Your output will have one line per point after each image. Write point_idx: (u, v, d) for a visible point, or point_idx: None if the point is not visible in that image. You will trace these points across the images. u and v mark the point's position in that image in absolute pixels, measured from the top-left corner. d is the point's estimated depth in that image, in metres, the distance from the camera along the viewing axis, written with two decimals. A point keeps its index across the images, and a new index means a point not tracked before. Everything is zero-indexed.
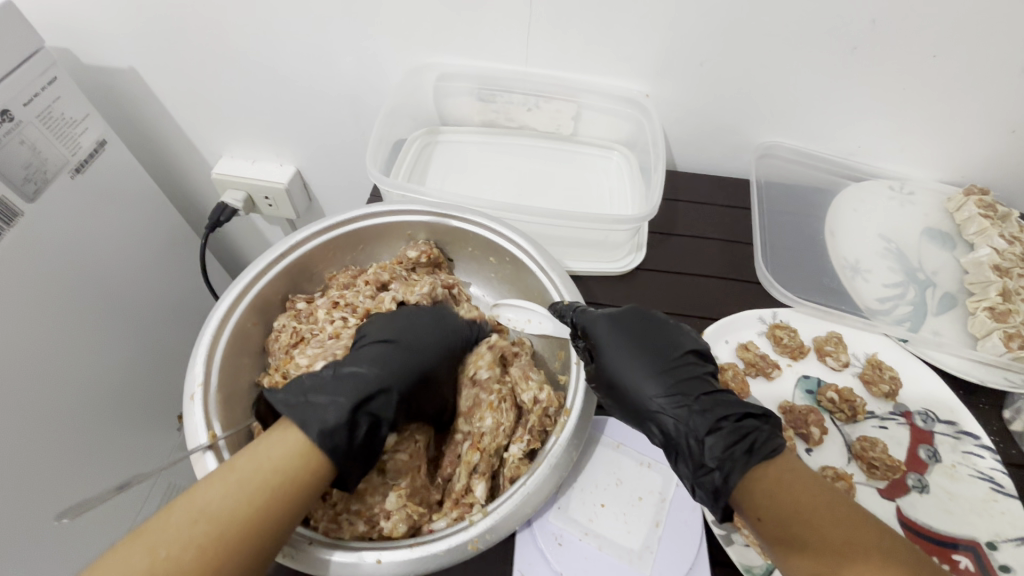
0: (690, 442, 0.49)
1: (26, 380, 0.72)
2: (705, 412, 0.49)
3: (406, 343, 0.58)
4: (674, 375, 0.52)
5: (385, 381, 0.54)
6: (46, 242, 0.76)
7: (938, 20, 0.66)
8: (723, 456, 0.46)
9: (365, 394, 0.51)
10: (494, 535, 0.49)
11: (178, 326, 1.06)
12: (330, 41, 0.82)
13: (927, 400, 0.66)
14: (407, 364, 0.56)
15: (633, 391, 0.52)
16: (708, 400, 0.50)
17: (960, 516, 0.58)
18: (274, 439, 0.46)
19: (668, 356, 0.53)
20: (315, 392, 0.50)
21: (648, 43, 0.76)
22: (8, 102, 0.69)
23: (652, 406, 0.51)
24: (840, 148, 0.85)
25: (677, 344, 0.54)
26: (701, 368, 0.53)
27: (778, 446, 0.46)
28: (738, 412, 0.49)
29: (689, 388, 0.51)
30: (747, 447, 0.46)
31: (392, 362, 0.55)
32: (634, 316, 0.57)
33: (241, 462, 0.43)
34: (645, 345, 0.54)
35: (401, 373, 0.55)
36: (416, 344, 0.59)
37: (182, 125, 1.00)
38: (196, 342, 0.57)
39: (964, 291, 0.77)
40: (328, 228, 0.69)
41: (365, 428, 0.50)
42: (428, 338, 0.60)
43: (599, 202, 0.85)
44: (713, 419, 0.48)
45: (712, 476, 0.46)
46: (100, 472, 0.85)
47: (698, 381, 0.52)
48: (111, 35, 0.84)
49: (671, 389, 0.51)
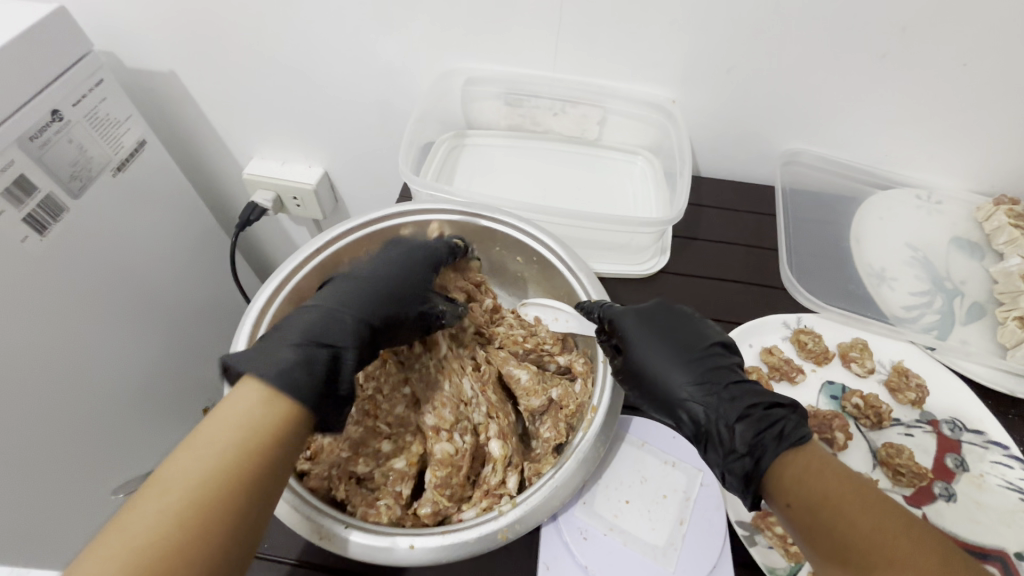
0: (720, 430, 0.50)
1: (62, 367, 0.75)
2: (734, 400, 0.51)
3: (358, 277, 0.60)
4: (701, 364, 0.54)
5: (337, 306, 0.55)
6: (88, 235, 0.80)
7: (969, 29, 0.67)
8: (753, 442, 0.48)
9: (321, 329, 0.52)
10: (522, 526, 0.50)
11: (207, 320, 1.09)
12: (362, 47, 0.85)
13: (955, 410, 0.66)
14: (356, 292, 0.58)
15: (662, 381, 0.54)
16: (737, 388, 0.52)
17: (988, 526, 0.57)
18: (245, 394, 0.45)
19: (694, 347, 0.55)
20: (270, 339, 0.50)
21: (675, 51, 0.77)
22: (60, 104, 0.73)
23: (682, 394, 0.53)
24: (866, 157, 0.85)
25: (702, 336, 0.56)
26: (727, 359, 0.55)
27: (807, 432, 0.48)
28: (765, 399, 0.51)
29: (718, 377, 0.53)
30: (777, 432, 0.48)
31: (351, 293, 0.57)
32: (662, 311, 0.59)
33: (215, 420, 0.43)
34: (669, 336, 0.56)
35: (360, 301, 0.57)
36: (367, 276, 0.60)
37: (217, 126, 1.04)
38: (237, 330, 0.60)
39: (993, 301, 0.76)
40: (360, 226, 0.71)
41: (319, 356, 0.50)
42: (383, 271, 0.61)
43: (623, 207, 0.86)
44: (742, 407, 0.50)
45: (743, 462, 0.48)
46: (128, 458, 0.88)
47: (724, 370, 0.53)
48: (155, 40, 0.87)
49: (701, 378, 0.53)
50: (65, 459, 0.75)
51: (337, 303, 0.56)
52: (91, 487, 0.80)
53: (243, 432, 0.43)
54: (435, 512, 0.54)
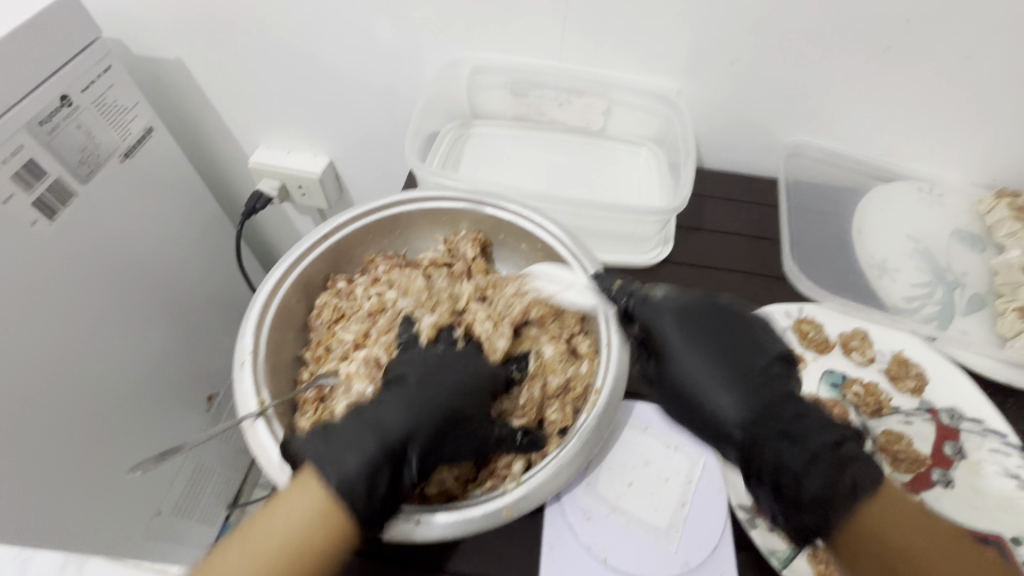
0: (782, 474, 0.49)
1: (66, 349, 0.75)
2: (795, 441, 0.50)
3: (437, 378, 0.56)
4: (756, 386, 0.53)
5: (411, 427, 0.52)
6: (96, 221, 0.80)
7: (972, 20, 0.67)
8: (811, 495, 0.47)
9: (388, 437, 0.50)
10: (526, 505, 0.51)
11: (212, 309, 1.10)
12: (368, 35, 0.85)
13: (954, 399, 0.67)
14: (432, 398, 0.54)
15: (709, 403, 0.54)
16: (794, 424, 0.51)
17: (984, 511, 0.58)
18: (294, 494, 0.45)
19: (752, 365, 0.55)
20: (338, 443, 0.49)
21: (680, 41, 0.77)
22: (69, 89, 0.73)
23: (729, 421, 0.53)
24: (868, 149, 0.86)
25: (760, 350, 0.56)
26: (783, 382, 0.54)
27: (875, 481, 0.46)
28: (833, 438, 0.50)
29: (772, 406, 0.52)
30: (850, 484, 0.46)
31: (429, 404, 0.53)
32: (709, 322, 0.58)
33: (265, 527, 0.43)
34: (722, 351, 0.56)
35: (434, 415, 0.53)
36: (448, 376, 0.57)
37: (222, 114, 1.04)
38: (246, 314, 0.61)
39: (993, 292, 0.77)
40: (368, 213, 0.72)
41: (385, 472, 0.49)
42: (470, 370, 0.58)
43: (628, 197, 0.87)
44: (808, 451, 0.49)
45: (811, 513, 0.47)
46: (135, 443, 0.90)
47: (782, 395, 0.53)
48: (163, 28, 0.88)
49: (751, 408, 0.52)
50: (72, 445, 0.76)
51: (409, 416, 0.52)
52: (97, 469, 0.81)
53: (289, 552, 0.42)
54: (442, 492, 0.57)
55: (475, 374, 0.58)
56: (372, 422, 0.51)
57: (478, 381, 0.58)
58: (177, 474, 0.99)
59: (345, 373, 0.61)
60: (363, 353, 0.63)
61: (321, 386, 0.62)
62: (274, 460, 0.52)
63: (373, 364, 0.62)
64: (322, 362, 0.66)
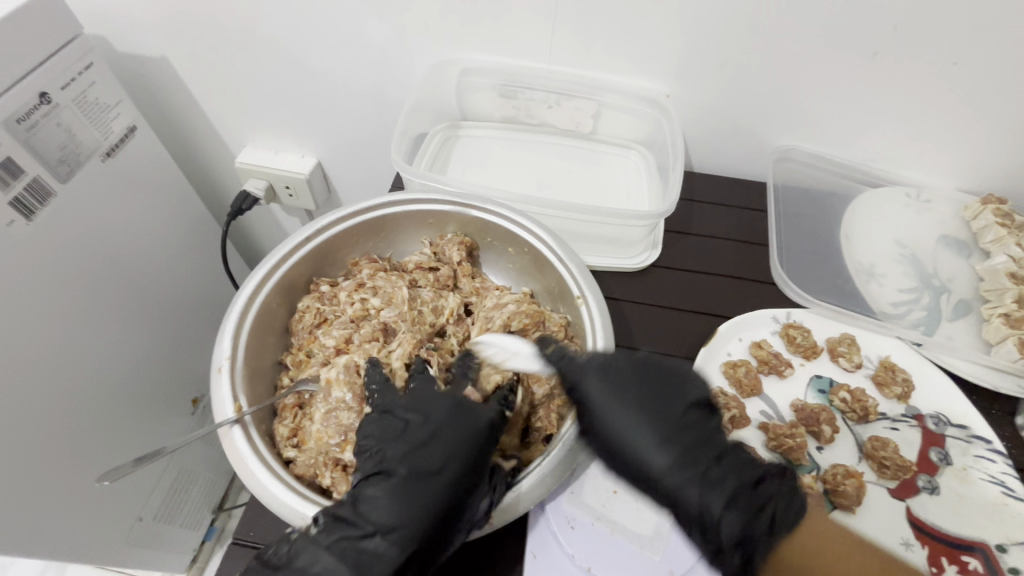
0: (704, 519, 0.48)
1: (44, 353, 0.74)
2: (718, 484, 0.48)
3: (427, 470, 0.49)
4: (676, 439, 0.51)
5: (402, 547, 0.46)
6: (76, 221, 0.79)
7: (959, 27, 0.67)
8: (741, 537, 0.47)
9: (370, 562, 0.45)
10: (508, 514, 0.51)
11: (197, 312, 1.08)
12: (356, 34, 0.84)
13: (940, 405, 0.67)
14: (423, 502, 0.47)
15: (633, 454, 0.51)
16: (720, 468, 0.49)
17: (969, 518, 0.58)
18: None
19: (677, 419, 0.52)
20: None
21: (670, 45, 0.77)
22: (48, 86, 0.71)
23: (655, 472, 0.50)
24: (856, 154, 0.86)
25: (681, 397, 0.53)
26: (704, 424, 0.52)
27: (797, 515, 0.48)
28: (752, 477, 0.49)
29: (699, 454, 0.50)
30: (769, 523, 0.47)
31: (415, 512, 0.47)
32: (630, 370, 0.55)
33: None
34: (649, 408, 0.52)
35: (420, 523, 0.47)
36: (441, 463, 0.49)
37: (207, 113, 1.03)
38: (225, 317, 0.60)
39: (979, 298, 0.77)
40: (354, 215, 0.71)
41: None
42: (462, 449, 0.50)
43: (617, 200, 0.86)
44: (736, 493, 0.48)
45: (734, 555, 0.47)
46: (115, 449, 0.88)
47: (697, 440, 0.51)
48: (147, 25, 0.86)
49: (677, 456, 0.50)
50: (50, 451, 0.75)
51: (395, 530, 0.46)
52: (76, 476, 0.79)
53: None
54: None
55: (470, 450, 0.50)
56: (355, 546, 0.46)
57: (476, 461, 0.50)
58: (160, 479, 0.97)
59: (326, 378, 0.60)
60: (345, 358, 0.62)
61: (301, 391, 0.62)
62: (252, 466, 0.51)
63: (354, 370, 0.60)
64: (302, 367, 0.65)
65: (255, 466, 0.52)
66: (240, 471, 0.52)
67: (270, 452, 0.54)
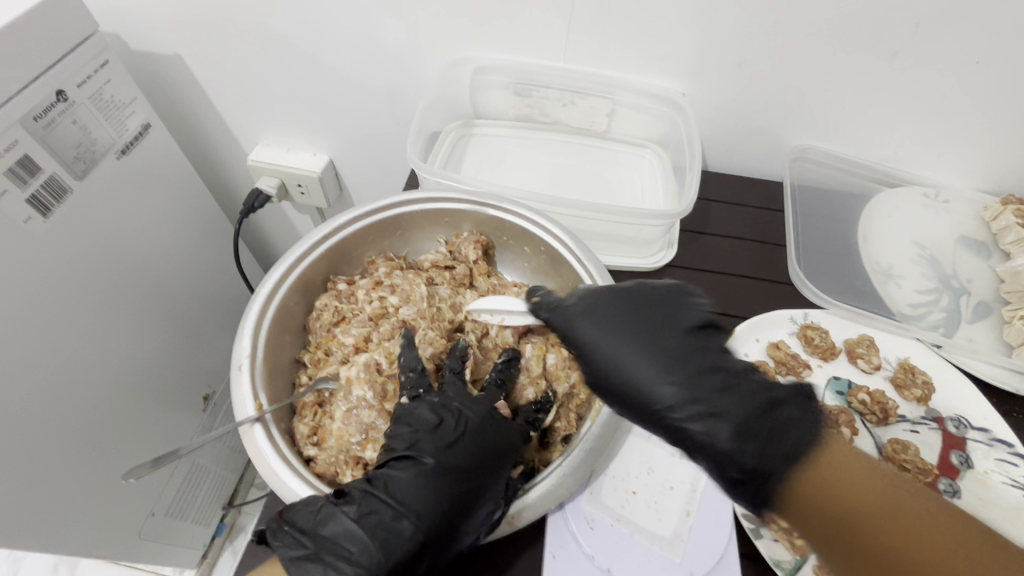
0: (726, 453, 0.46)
1: (59, 350, 0.74)
2: (739, 410, 0.46)
3: (453, 464, 0.51)
4: (685, 365, 0.49)
5: (419, 531, 0.48)
6: (91, 219, 0.79)
7: (982, 25, 0.66)
8: (758, 466, 0.45)
9: (387, 542, 0.47)
10: (530, 513, 0.52)
11: (209, 310, 1.09)
12: (369, 33, 0.84)
13: (960, 408, 0.66)
14: (447, 492, 0.50)
15: (636, 384, 0.50)
16: (729, 392, 0.47)
17: (991, 521, 0.58)
18: None
19: (670, 338, 0.50)
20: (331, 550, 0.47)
21: (687, 43, 0.76)
22: (65, 84, 0.72)
23: (663, 405, 0.48)
24: (874, 154, 0.85)
25: (679, 322, 0.51)
26: (708, 346, 0.50)
27: (816, 438, 0.45)
28: (772, 400, 0.47)
29: (706, 378, 0.48)
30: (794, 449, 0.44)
31: (435, 500, 0.50)
32: (624, 299, 0.53)
33: None
34: (647, 337, 0.51)
35: (440, 512, 0.49)
36: (467, 457, 0.52)
37: (220, 111, 1.03)
38: (244, 315, 0.60)
39: (999, 300, 0.76)
40: (369, 213, 0.71)
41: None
42: (489, 445, 0.53)
43: (632, 199, 0.86)
44: (758, 418, 0.46)
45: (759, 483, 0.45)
46: (128, 446, 0.88)
47: (704, 365, 0.49)
48: (161, 23, 0.87)
49: (683, 384, 0.48)
50: (62, 447, 0.75)
51: (415, 517, 0.49)
52: (88, 473, 0.80)
53: None
54: None
55: (496, 447, 0.53)
56: (379, 525, 0.48)
57: (501, 458, 0.53)
58: (171, 476, 0.97)
59: (345, 376, 0.60)
60: (364, 356, 0.61)
61: (320, 390, 0.62)
62: (271, 462, 0.52)
63: (375, 368, 0.60)
64: (321, 366, 0.65)
65: (276, 463, 0.52)
66: (261, 467, 0.52)
67: (291, 451, 0.54)
